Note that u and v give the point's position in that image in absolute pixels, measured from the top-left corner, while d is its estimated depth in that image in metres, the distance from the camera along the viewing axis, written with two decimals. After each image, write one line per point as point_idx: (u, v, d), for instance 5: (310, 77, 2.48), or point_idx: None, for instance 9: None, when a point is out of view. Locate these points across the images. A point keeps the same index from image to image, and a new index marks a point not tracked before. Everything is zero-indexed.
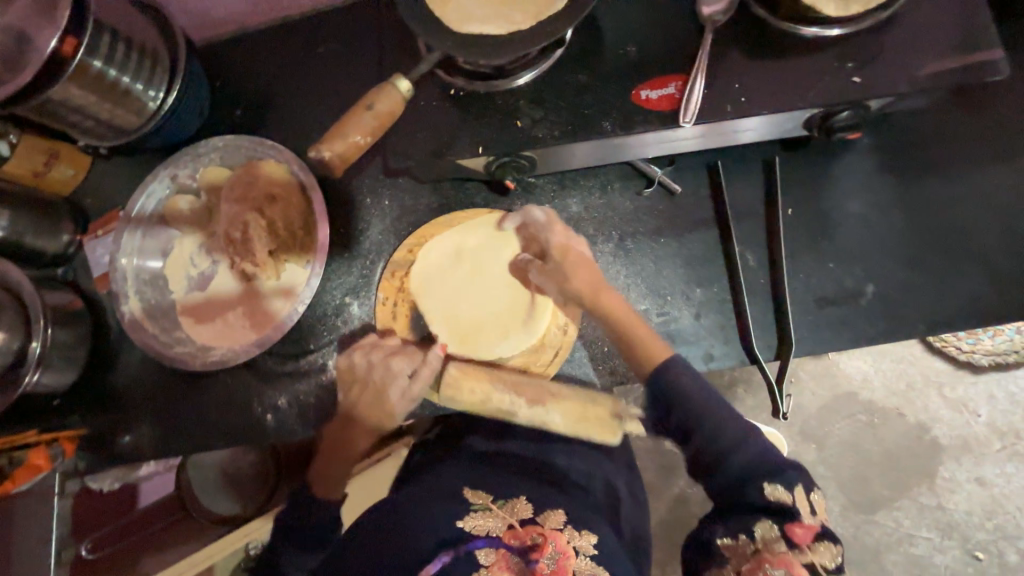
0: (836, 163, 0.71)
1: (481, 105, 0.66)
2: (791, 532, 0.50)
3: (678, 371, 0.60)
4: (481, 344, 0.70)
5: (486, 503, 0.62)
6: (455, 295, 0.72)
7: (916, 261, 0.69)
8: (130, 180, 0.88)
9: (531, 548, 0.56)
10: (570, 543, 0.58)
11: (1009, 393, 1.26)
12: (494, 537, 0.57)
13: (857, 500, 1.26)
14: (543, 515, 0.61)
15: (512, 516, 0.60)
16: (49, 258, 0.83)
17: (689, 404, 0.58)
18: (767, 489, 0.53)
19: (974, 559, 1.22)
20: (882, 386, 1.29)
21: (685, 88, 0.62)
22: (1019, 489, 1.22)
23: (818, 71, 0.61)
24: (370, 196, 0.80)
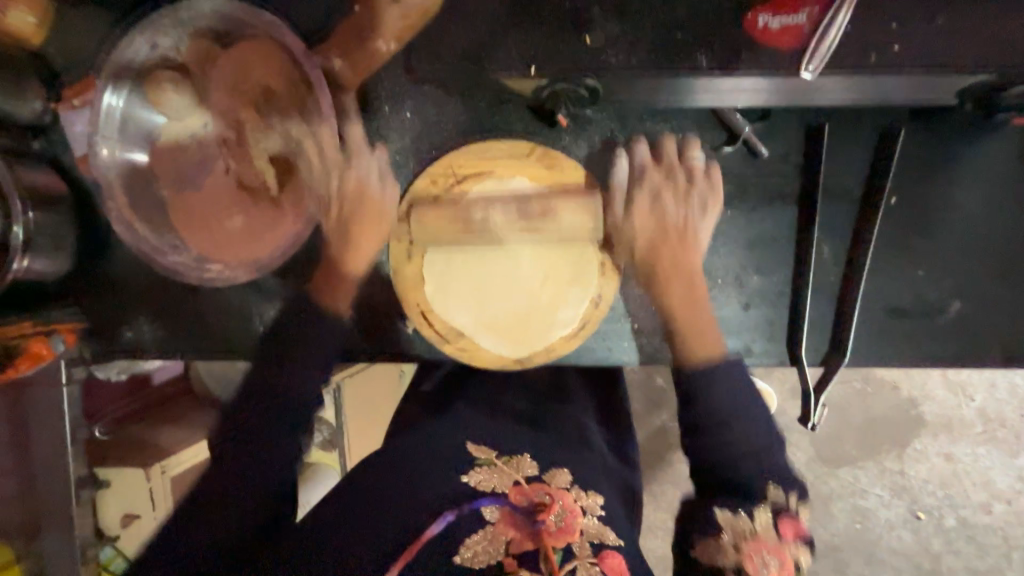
0: (967, 145, 0.56)
1: (542, 5, 0.50)
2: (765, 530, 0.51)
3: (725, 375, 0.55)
4: (492, 225, 0.64)
5: (490, 458, 0.62)
6: (457, 222, 0.64)
7: (1020, 276, 0.59)
8: (106, 38, 0.73)
9: (538, 507, 0.55)
10: (576, 504, 0.57)
11: (1011, 384, 1.24)
12: (498, 495, 0.56)
13: (826, 454, 1.27)
14: (549, 475, 0.60)
15: (517, 473, 0.59)
16: (22, 124, 0.72)
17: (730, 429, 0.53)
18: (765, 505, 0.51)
19: (914, 519, 1.26)
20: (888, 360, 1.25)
21: (821, 18, 0.46)
22: (982, 469, 1.25)
23: (1014, 20, 0.44)
24: (389, 104, 0.66)
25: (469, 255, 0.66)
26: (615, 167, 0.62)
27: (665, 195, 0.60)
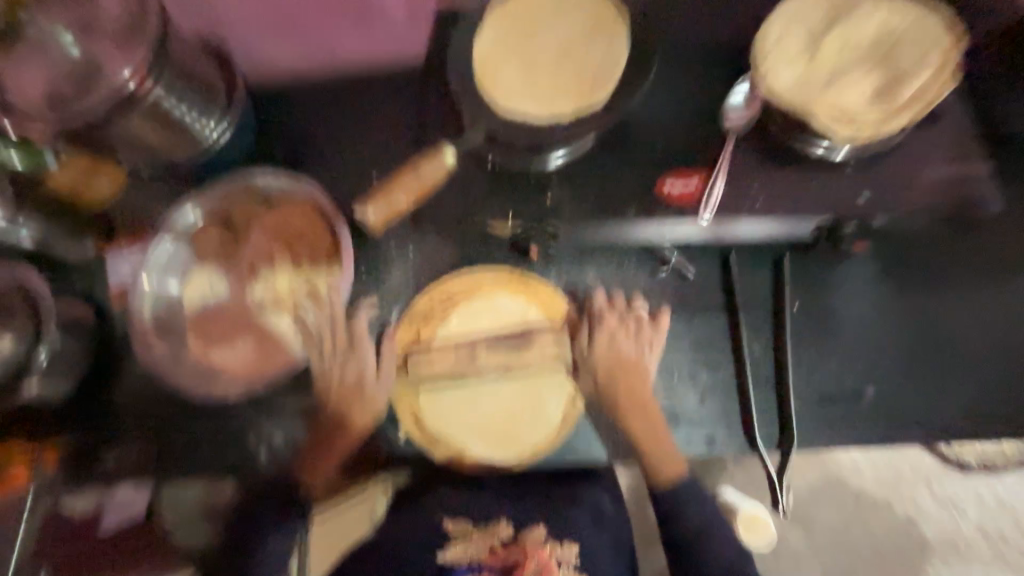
0: (840, 266, 0.75)
1: (515, 177, 0.71)
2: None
3: (692, 488, 0.75)
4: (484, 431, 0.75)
5: (466, 530, 0.75)
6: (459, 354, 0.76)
7: (914, 364, 0.72)
8: (158, 197, 0.89)
9: (513, 564, 0.71)
10: (550, 557, 0.73)
11: (994, 494, 1.26)
12: (475, 565, 0.71)
13: None
14: (524, 533, 0.75)
15: (493, 538, 0.74)
16: (71, 266, 0.85)
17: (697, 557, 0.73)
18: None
19: None
20: (873, 475, 1.27)
21: (704, 185, 0.69)
22: None
23: (828, 183, 0.68)
24: (396, 245, 0.82)
25: (458, 365, 0.76)
26: (579, 288, 0.78)
27: (619, 337, 0.74)
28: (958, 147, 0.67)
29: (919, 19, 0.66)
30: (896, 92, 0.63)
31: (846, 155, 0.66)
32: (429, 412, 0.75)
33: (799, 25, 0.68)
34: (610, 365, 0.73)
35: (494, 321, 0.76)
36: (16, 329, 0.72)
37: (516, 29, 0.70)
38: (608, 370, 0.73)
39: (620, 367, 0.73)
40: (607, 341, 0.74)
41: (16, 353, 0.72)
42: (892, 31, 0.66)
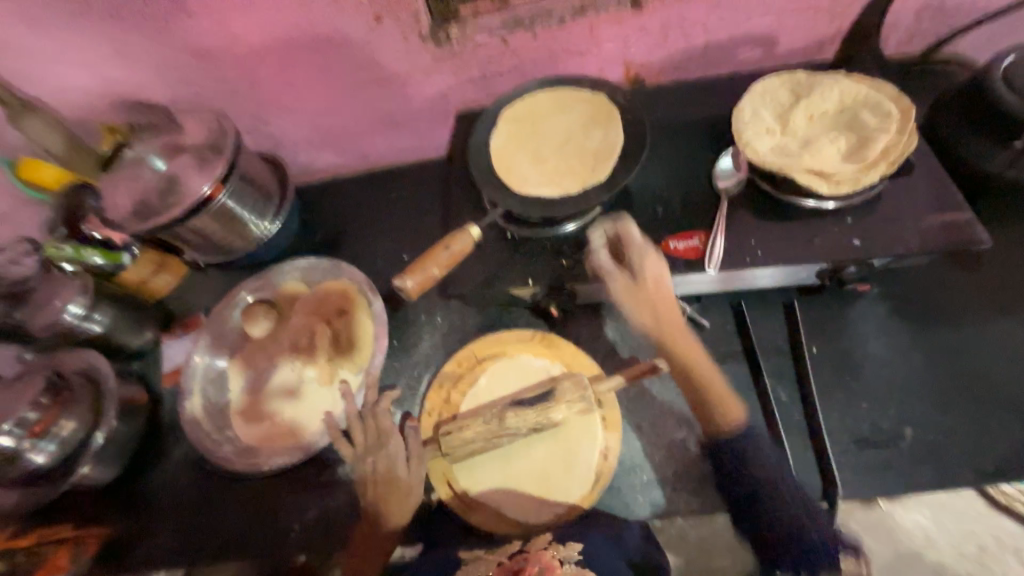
0: (850, 308, 0.78)
1: (530, 245, 0.79)
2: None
3: (755, 440, 0.68)
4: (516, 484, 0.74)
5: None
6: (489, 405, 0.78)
7: (948, 402, 0.72)
8: (213, 286, 1.00)
9: None
10: None
11: None
12: None
13: None
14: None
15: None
16: (130, 352, 0.93)
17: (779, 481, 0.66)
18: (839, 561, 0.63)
19: None
20: (949, 546, 1.16)
21: (706, 241, 0.74)
22: None
23: (822, 232, 0.72)
24: (424, 314, 0.89)
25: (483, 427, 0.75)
26: (599, 345, 0.82)
27: (643, 265, 0.72)
28: (938, 190, 0.72)
29: (872, 90, 0.76)
30: (865, 150, 0.71)
31: (837, 204, 0.72)
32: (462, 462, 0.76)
33: (765, 107, 0.80)
34: (637, 299, 0.73)
35: (521, 378, 0.79)
36: (75, 415, 0.77)
37: (523, 124, 0.85)
38: (636, 303, 0.73)
39: (648, 293, 0.72)
40: (635, 273, 0.73)
41: (71, 438, 0.77)
42: (851, 102, 0.77)
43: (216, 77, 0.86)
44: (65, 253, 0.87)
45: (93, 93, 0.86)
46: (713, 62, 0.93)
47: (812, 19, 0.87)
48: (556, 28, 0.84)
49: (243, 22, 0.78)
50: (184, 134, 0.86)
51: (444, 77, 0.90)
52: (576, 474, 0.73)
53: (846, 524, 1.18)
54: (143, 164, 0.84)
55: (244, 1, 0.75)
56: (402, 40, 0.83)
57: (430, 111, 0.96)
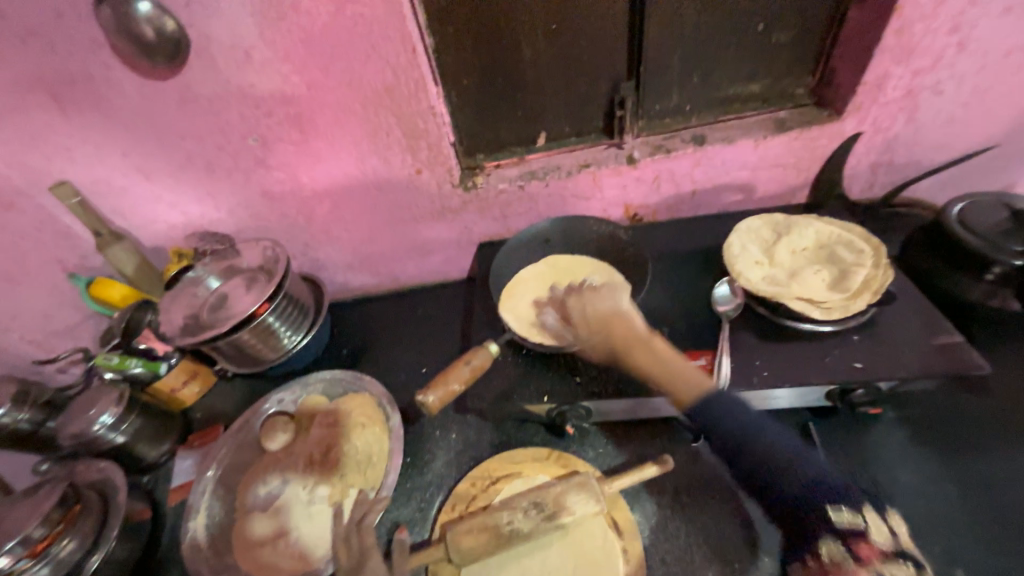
0: (866, 432, 0.78)
1: (544, 362, 0.84)
2: (859, 551, 0.56)
3: (718, 394, 0.69)
4: None
5: None
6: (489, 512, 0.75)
7: (995, 537, 0.68)
8: (237, 397, 1.04)
9: None
10: None
11: None
12: None
13: None
14: None
15: None
16: (145, 463, 0.94)
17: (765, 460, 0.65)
18: (835, 516, 0.59)
19: None
20: None
21: (713, 360, 0.78)
22: None
23: (823, 354, 0.76)
24: (440, 429, 0.90)
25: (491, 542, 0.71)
26: (618, 465, 0.81)
27: (591, 303, 0.79)
28: (925, 316, 0.78)
29: (844, 230, 0.87)
30: (847, 282, 0.79)
31: (834, 325, 0.76)
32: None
33: (751, 242, 0.90)
34: (589, 324, 0.79)
35: None
36: (80, 530, 0.76)
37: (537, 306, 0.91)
38: (589, 329, 0.79)
39: (599, 319, 0.78)
40: (581, 308, 0.80)
41: (68, 557, 0.73)
42: (828, 240, 0.87)
43: (278, 214, 1.02)
44: (111, 362, 0.92)
45: (174, 226, 1.01)
46: (701, 203, 1.08)
47: (781, 172, 1.03)
48: (566, 178, 1.00)
49: (309, 174, 0.96)
50: (241, 260, 0.99)
51: (470, 215, 1.05)
52: None
53: None
54: (200, 284, 0.97)
55: (314, 160, 0.93)
56: (437, 187, 1.00)
57: (456, 240, 1.10)
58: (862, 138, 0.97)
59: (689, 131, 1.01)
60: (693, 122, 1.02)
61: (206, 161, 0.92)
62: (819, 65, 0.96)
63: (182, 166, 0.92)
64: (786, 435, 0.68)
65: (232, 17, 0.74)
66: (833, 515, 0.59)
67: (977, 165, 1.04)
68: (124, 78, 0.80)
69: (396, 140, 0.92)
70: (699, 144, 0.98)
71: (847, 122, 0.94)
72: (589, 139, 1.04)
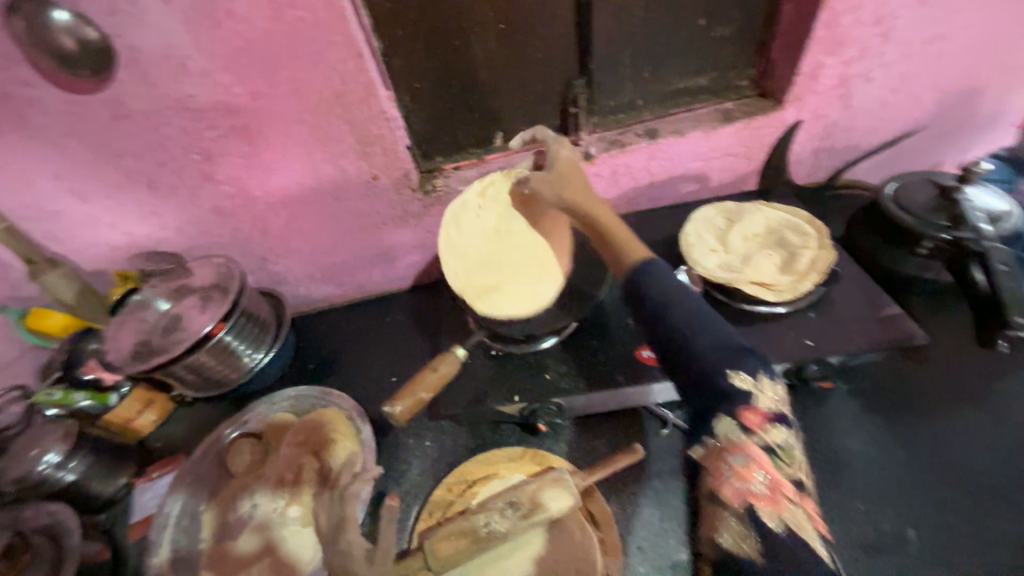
0: (821, 405, 0.83)
1: (513, 361, 0.84)
2: (747, 421, 0.57)
3: (656, 263, 0.71)
4: None
5: None
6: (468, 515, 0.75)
7: (940, 496, 0.73)
8: (198, 422, 1.00)
9: None
10: None
11: None
12: None
13: None
14: None
15: None
16: (100, 502, 0.88)
17: (691, 324, 0.64)
18: (733, 378, 0.59)
19: None
20: None
21: None
22: None
23: (778, 334, 0.79)
24: (413, 437, 0.89)
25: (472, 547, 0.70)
26: (592, 457, 0.83)
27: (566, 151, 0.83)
28: (868, 292, 0.83)
29: (790, 215, 0.92)
30: (795, 264, 0.83)
31: (786, 306, 0.80)
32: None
33: (707, 231, 0.93)
34: (563, 173, 0.81)
35: None
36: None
37: (487, 196, 0.90)
38: (562, 177, 0.81)
39: (574, 174, 0.81)
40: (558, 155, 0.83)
41: None
42: (776, 225, 0.91)
43: (231, 230, 0.98)
44: (53, 397, 0.89)
45: (116, 248, 0.95)
46: (659, 194, 1.11)
47: (732, 161, 1.07)
48: None
49: (262, 187, 0.92)
50: (193, 279, 0.94)
51: (432, 218, 1.04)
52: None
53: None
54: (148, 307, 0.92)
55: (264, 171, 0.90)
56: (396, 192, 0.98)
57: (420, 244, 1.09)
58: (803, 126, 1.02)
59: (642, 125, 1.03)
60: (645, 115, 1.04)
61: (146, 178, 0.87)
62: (760, 58, 1.01)
63: (120, 184, 0.87)
64: (701, 308, 0.66)
65: (164, 27, 0.71)
66: (732, 381, 0.59)
67: (908, 146, 1.11)
68: (47, 95, 0.74)
69: (349, 146, 0.90)
70: (652, 138, 1.00)
71: (789, 111, 0.99)
72: None
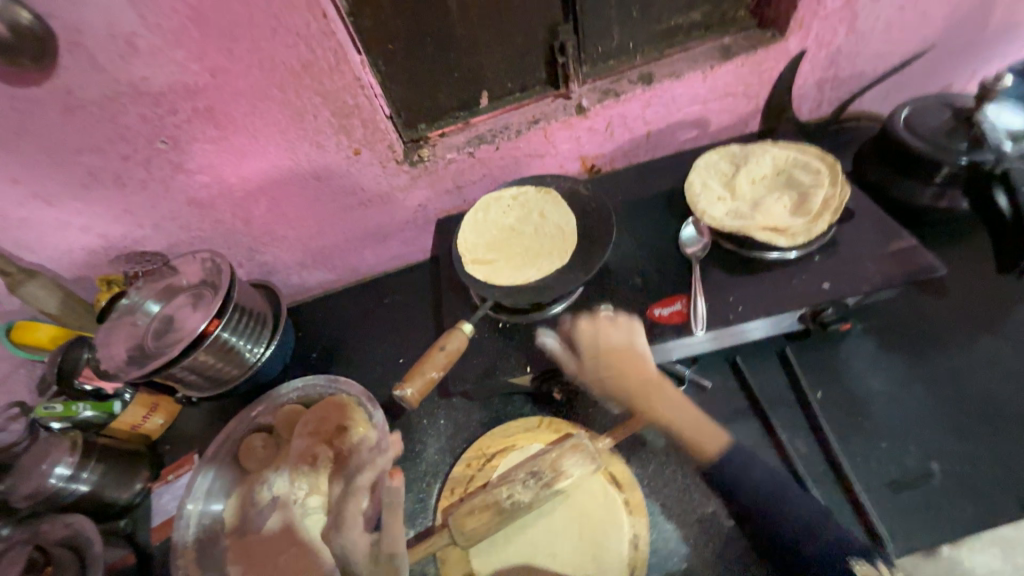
0: (839, 347, 0.81)
1: (522, 332, 0.81)
2: None
3: (738, 454, 0.70)
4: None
5: None
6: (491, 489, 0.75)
7: (963, 428, 0.72)
8: (207, 422, 0.98)
9: None
10: None
11: None
12: None
13: None
14: None
15: None
16: (118, 508, 0.87)
17: (770, 491, 0.66)
18: (857, 565, 0.59)
19: None
20: None
21: (688, 304, 0.78)
22: None
23: (792, 280, 0.76)
24: (427, 417, 0.88)
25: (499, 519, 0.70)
26: (609, 420, 0.82)
27: (605, 335, 0.77)
28: (884, 227, 0.79)
29: (799, 153, 0.87)
30: (808, 205, 0.79)
31: (800, 251, 0.77)
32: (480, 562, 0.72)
33: (711, 178, 0.89)
34: (599, 355, 0.75)
35: None
36: None
37: (519, 199, 0.92)
38: (599, 362, 0.75)
39: (616, 355, 0.74)
40: (594, 341, 0.76)
41: None
42: (785, 165, 0.87)
43: (211, 222, 0.93)
44: (55, 411, 0.86)
45: (94, 252, 0.90)
46: (657, 144, 1.05)
47: (732, 102, 1.00)
48: (516, 137, 0.95)
49: (237, 173, 0.87)
50: (179, 277, 0.90)
51: (422, 191, 0.98)
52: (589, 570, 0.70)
53: None
54: (138, 311, 0.89)
55: (237, 155, 0.84)
56: (380, 167, 0.92)
57: (412, 220, 1.04)
58: (806, 55, 0.95)
59: (635, 70, 0.96)
60: (638, 60, 0.97)
61: (112, 174, 0.81)
62: None
63: (85, 184, 0.81)
64: (803, 499, 0.66)
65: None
66: (855, 565, 0.59)
67: (916, 70, 1.05)
68: None
69: (324, 120, 0.83)
70: (648, 83, 0.94)
71: (791, 41, 0.92)
72: (534, 93, 0.98)
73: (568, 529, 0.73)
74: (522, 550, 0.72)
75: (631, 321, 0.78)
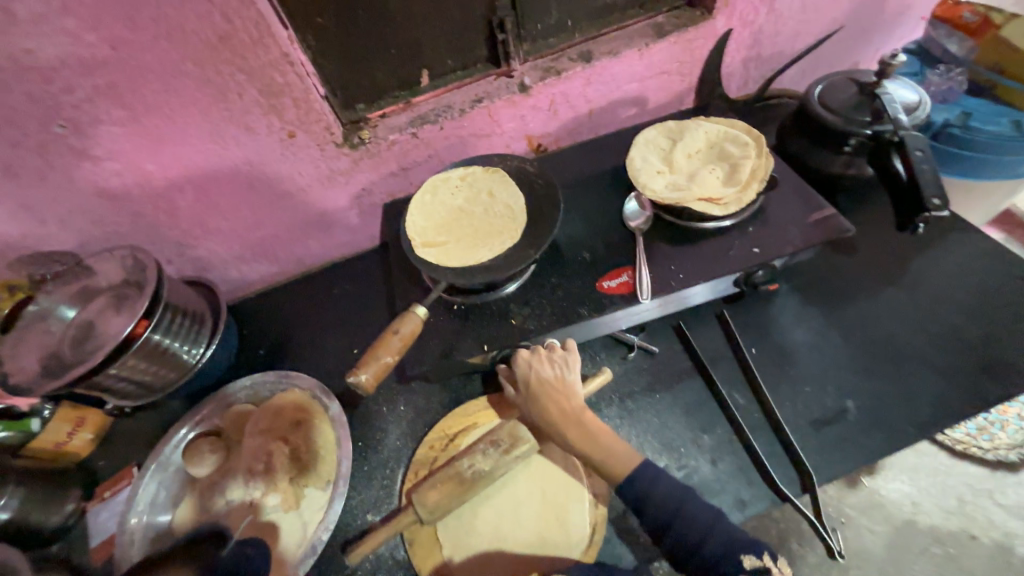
0: (768, 306, 0.89)
1: (478, 312, 0.82)
2: None
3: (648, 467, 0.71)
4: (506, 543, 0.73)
5: None
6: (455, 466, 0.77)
7: (872, 368, 0.82)
8: (145, 432, 0.91)
9: None
10: None
11: None
12: None
13: None
14: None
15: None
16: (46, 535, 0.79)
17: (671, 505, 0.68)
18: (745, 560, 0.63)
19: None
20: (934, 506, 1.30)
21: (634, 275, 0.81)
22: None
23: (726, 246, 0.82)
24: (386, 405, 0.87)
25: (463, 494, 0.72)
26: None
27: (538, 367, 0.78)
28: (804, 194, 0.86)
29: (728, 128, 0.92)
30: (738, 175, 0.85)
31: (732, 219, 0.82)
32: (448, 538, 0.74)
33: (650, 153, 0.92)
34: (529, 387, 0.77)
35: None
36: None
37: (467, 179, 0.92)
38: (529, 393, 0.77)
39: (544, 389, 0.76)
40: (526, 371, 0.78)
41: None
42: (717, 139, 0.92)
43: (130, 215, 0.85)
44: None
45: None
46: (599, 122, 1.08)
47: (667, 80, 1.04)
48: (460, 117, 0.93)
49: (155, 160, 0.79)
50: (97, 277, 0.81)
51: (365, 174, 0.95)
52: (555, 532, 0.73)
53: (823, 498, 1.34)
54: (51, 317, 0.80)
55: (153, 139, 0.77)
56: (318, 149, 0.88)
57: (357, 206, 1.01)
58: (732, 34, 1.00)
59: (574, 48, 0.97)
60: (576, 38, 0.98)
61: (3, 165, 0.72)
62: None
63: None
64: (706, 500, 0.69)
65: None
66: (745, 561, 0.63)
67: (828, 49, 1.13)
68: None
69: (252, 101, 0.78)
70: (587, 61, 0.95)
71: (718, 20, 0.96)
72: (475, 71, 0.97)
73: (532, 497, 0.76)
74: (489, 522, 0.74)
75: (567, 354, 0.80)
